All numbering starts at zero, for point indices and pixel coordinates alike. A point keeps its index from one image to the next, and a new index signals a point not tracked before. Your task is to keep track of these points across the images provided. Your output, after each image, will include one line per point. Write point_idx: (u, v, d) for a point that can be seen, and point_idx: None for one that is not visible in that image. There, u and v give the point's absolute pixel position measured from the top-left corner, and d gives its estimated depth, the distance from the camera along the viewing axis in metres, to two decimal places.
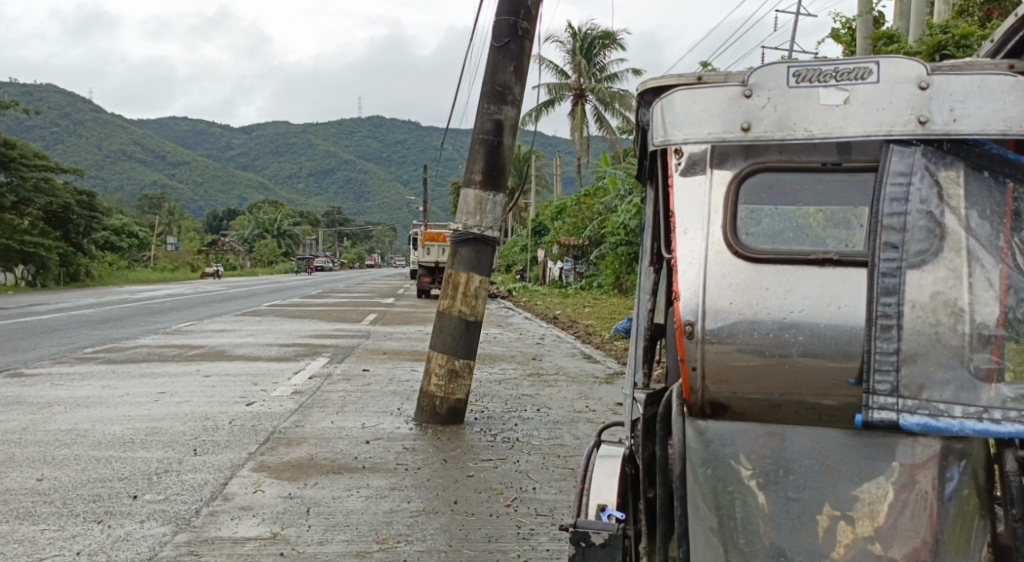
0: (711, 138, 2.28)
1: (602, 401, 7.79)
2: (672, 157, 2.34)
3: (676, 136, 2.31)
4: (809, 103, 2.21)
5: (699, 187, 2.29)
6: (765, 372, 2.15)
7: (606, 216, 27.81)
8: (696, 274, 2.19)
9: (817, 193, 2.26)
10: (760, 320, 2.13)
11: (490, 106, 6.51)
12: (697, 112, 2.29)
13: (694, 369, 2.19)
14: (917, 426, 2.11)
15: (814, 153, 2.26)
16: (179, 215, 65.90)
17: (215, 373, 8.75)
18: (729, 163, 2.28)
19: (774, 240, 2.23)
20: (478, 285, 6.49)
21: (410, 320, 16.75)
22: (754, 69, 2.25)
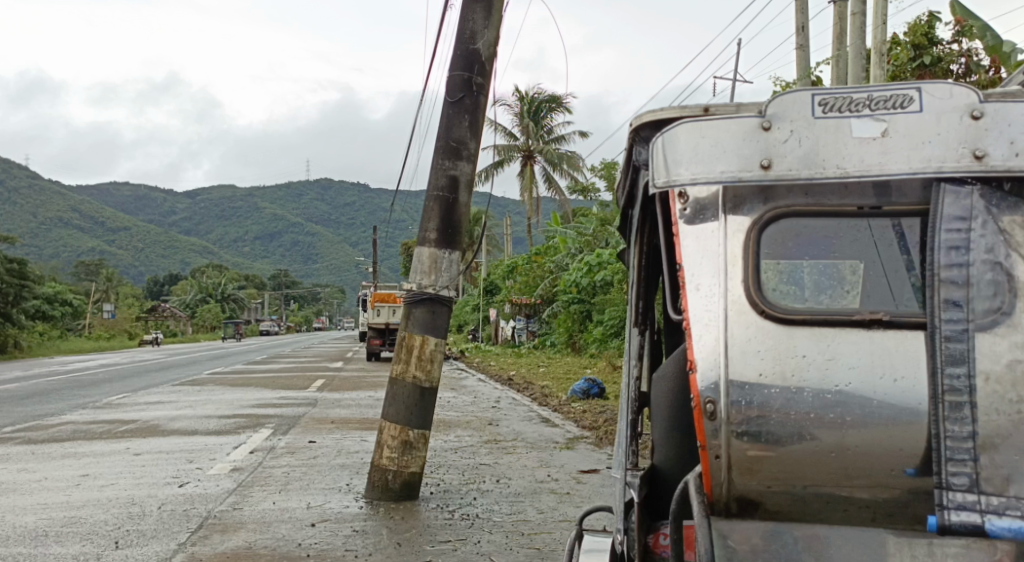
0: (725, 177, 2.52)
1: (564, 469, 7.42)
2: (678, 200, 2.58)
3: (682, 176, 2.56)
4: (840, 134, 2.46)
5: (713, 232, 2.52)
6: (813, 458, 2.35)
7: (558, 274, 27.66)
8: (717, 334, 2.42)
9: (850, 244, 2.49)
10: (800, 394, 2.35)
11: (445, 162, 6.22)
12: (709, 147, 2.53)
13: (717, 458, 2.40)
14: (1006, 531, 2.25)
15: (848, 196, 2.49)
16: (119, 282, 64.21)
17: (146, 451, 8.15)
18: (744, 207, 2.51)
19: (806, 297, 2.46)
20: (433, 349, 6.12)
21: (358, 386, 16.16)
22: (773, 99, 2.49)
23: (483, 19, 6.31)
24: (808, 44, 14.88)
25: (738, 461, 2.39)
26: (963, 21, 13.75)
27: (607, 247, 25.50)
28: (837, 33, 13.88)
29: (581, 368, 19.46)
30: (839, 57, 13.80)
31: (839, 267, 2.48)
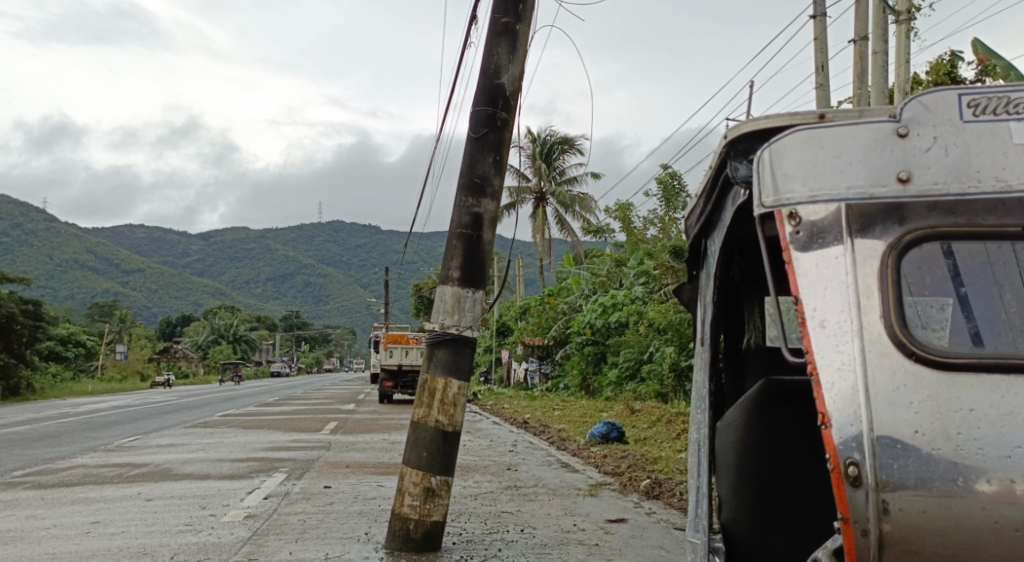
0: (857, 191, 2.61)
1: (590, 518, 7.14)
2: (796, 215, 2.66)
3: (806, 193, 2.65)
4: (995, 136, 2.56)
5: (842, 264, 2.56)
6: (990, 539, 2.26)
7: (572, 316, 27.42)
8: (854, 387, 2.41)
9: (1005, 270, 2.53)
10: (964, 455, 2.30)
11: (468, 199, 6.03)
12: (840, 159, 2.64)
13: (863, 530, 2.33)
14: None
15: (1004, 215, 2.54)
16: (131, 322, 64.22)
17: (158, 496, 7.89)
18: (876, 229, 2.57)
19: (954, 336, 2.48)
20: (456, 392, 5.87)
21: (371, 429, 15.85)
22: (907, 106, 2.62)
23: (508, 54, 6.15)
24: (827, 83, 14.74)
25: (891, 538, 2.31)
26: (984, 61, 13.65)
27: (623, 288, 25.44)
28: (857, 73, 13.77)
29: (598, 411, 19.15)
30: (858, 96, 13.71)
31: (994, 293, 2.53)
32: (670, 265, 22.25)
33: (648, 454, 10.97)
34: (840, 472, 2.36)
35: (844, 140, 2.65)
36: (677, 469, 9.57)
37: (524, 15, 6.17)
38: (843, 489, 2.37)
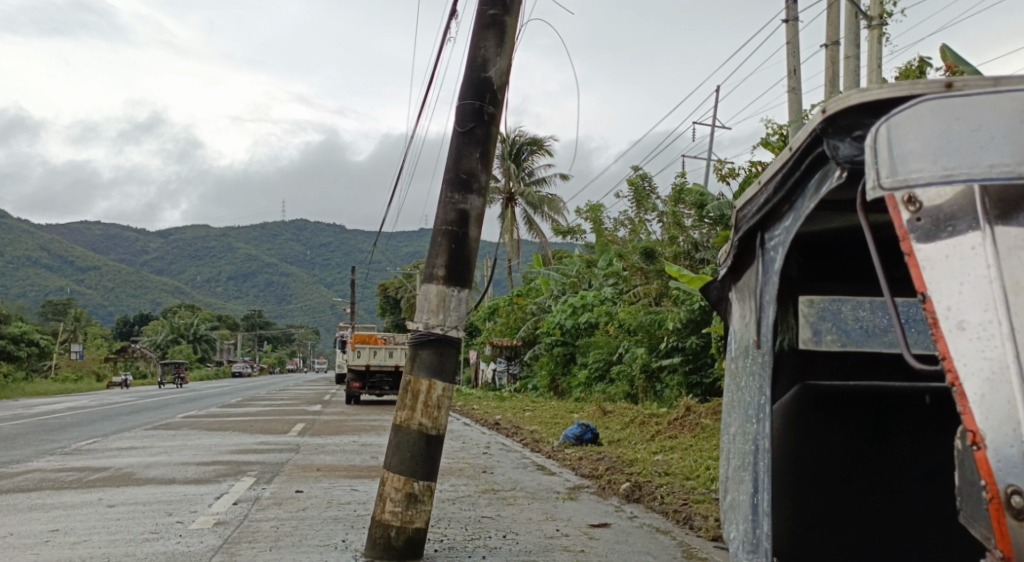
0: (993, 174, 2.24)
1: (572, 522, 6.95)
2: (910, 203, 2.35)
3: (922, 179, 2.32)
4: None
5: (982, 257, 2.22)
6: None
7: (541, 316, 27.29)
8: (1010, 402, 2.08)
9: None
10: None
11: (454, 195, 5.84)
12: (971, 137, 2.26)
13: None
14: None
15: None
16: (87, 321, 62.90)
17: (121, 502, 7.58)
18: (1015, 218, 2.21)
19: None
20: (440, 395, 5.66)
21: (340, 430, 15.55)
22: None
23: (496, 46, 5.95)
24: (800, 87, 14.66)
25: None
26: (953, 67, 13.68)
27: (593, 289, 25.31)
28: (829, 78, 13.71)
29: (569, 412, 19.02)
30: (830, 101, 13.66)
31: None
32: (640, 267, 22.14)
33: (624, 457, 10.81)
34: (1000, 501, 2.07)
35: (985, 110, 2.27)
36: (656, 471, 9.41)
37: (512, 7, 5.97)
38: (1003, 519, 2.07)
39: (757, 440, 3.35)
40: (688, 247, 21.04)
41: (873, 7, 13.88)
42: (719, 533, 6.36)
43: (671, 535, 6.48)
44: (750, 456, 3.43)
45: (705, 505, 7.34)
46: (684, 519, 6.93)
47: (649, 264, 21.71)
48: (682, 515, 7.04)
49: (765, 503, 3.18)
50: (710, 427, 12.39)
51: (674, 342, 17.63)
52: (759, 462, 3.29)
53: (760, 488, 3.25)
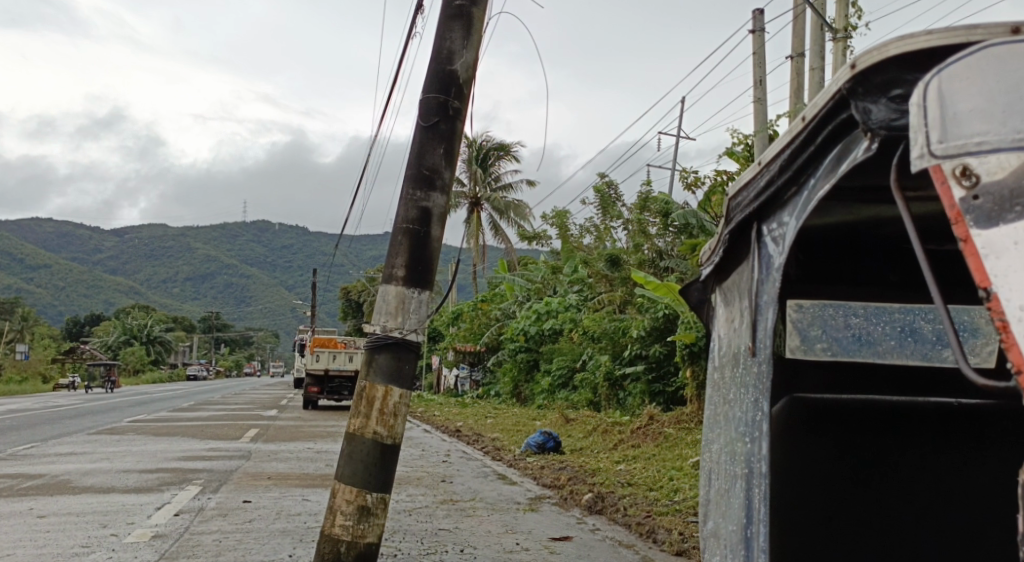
0: None
1: (532, 536, 6.67)
2: (963, 174, 1.93)
3: (981, 147, 1.90)
4: None
5: None
6: None
7: (504, 322, 27.02)
8: None
9: None
10: None
11: (416, 192, 5.56)
12: None
13: None
14: None
15: None
16: (37, 321, 61.43)
17: (55, 512, 7.18)
18: None
19: None
20: (396, 402, 5.38)
21: (296, 436, 15.16)
22: None
23: (462, 38, 5.71)
24: (766, 97, 14.56)
25: None
26: None
27: (557, 295, 25.16)
28: (795, 88, 13.62)
29: (531, 420, 18.79)
30: (796, 111, 13.57)
31: None
32: (605, 274, 22.23)
33: (587, 466, 10.60)
34: None
35: None
36: (619, 481, 9.19)
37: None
38: None
39: (750, 462, 3.08)
40: (652, 255, 20.95)
41: (840, 19, 13.85)
42: (682, 548, 6.11)
43: (633, 550, 6.22)
44: (741, 480, 3.16)
45: (669, 518, 7.11)
46: (648, 533, 6.66)
47: (614, 271, 21.80)
48: (645, 528, 6.78)
49: (760, 539, 2.92)
50: (672, 436, 12.24)
51: (638, 350, 17.49)
52: (754, 486, 3.03)
53: (752, 521, 3.00)
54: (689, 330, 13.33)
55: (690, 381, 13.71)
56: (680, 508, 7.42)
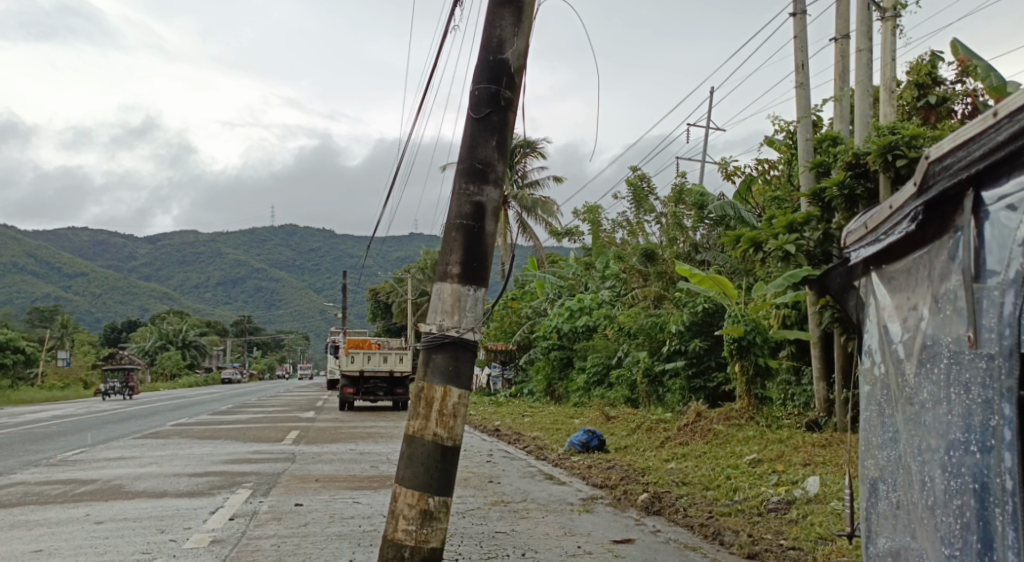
0: None
1: (594, 538, 6.56)
2: None
3: None
4: None
5: None
6: None
7: (536, 319, 26.84)
8: None
9: None
10: None
11: (469, 186, 5.40)
12: None
13: None
14: None
15: None
16: (73, 328, 62.11)
17: (109, 518, 7.11)
18: None
19: None
20: (455, 402, 5.21)
21: (335, 437, 15.07)
22: None
23: (512, 26, 5.53)
24: (808, 82, 14.25)
25: None
26: (966, 61, 13.38)
27: (590, 291, 24.96)
28: (840, 72, 13.33)
29: (569, 417, 18.58)
30: (841, 96, 13.30)
31: None
32: (639, 269, 22.07)
33: (636, 464, 10.42)
34: None
35: None
36: (673, 480, 9.00)
37: None
38: None
39: (984, 473, 2.72)
40: (688, 248, 20.76)
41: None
42: (754, 550, 6.13)
43: (701, 552, 6.21)
44: (972, 493, 2.79)
45: (732, 519, 7.03)
46: (713, 534, 6.65)
47: (650, 266, 21.61)
48: (710, 530, 6.75)
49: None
50: (722, 433, 12.04)
51: (676, 346, 17.12)
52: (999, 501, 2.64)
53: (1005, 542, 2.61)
54: (737, 323, 13.11)
55: (738, 376, 13.57)
56: (741, 508, 7.36)
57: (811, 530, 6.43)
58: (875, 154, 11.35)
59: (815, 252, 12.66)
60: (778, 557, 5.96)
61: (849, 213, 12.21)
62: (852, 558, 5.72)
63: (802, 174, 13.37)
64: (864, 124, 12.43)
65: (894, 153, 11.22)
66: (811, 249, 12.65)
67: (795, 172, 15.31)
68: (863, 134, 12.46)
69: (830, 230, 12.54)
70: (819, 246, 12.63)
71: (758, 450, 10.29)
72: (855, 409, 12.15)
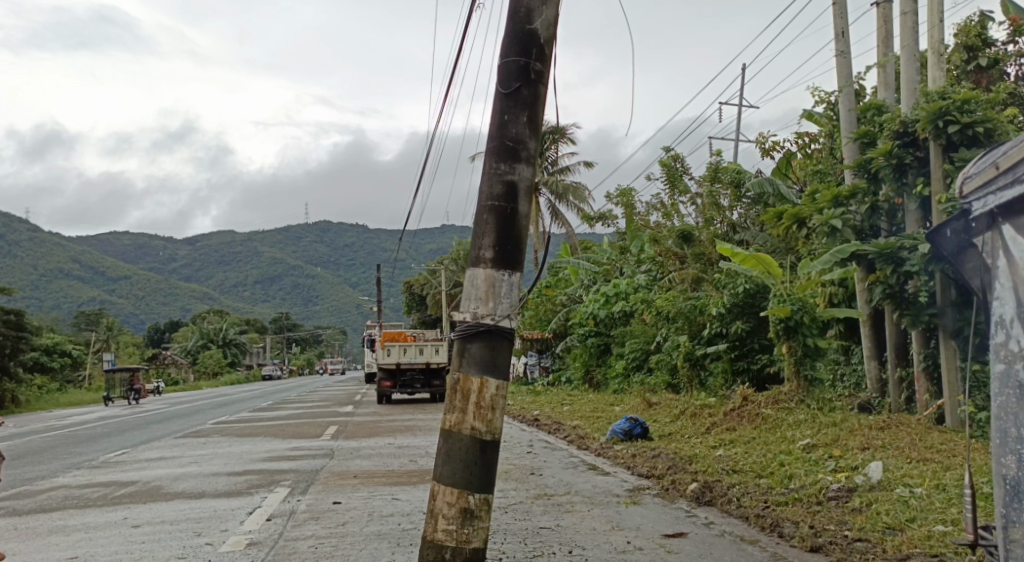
0: None
1: (643, 533, 6.29)
2: None
3: None
4: None
5: None
6: None
7: (572, 307, 26.53)
8: None
9: None
10: None
11: (500, 165, 5.10)
12: None
13: None
14: None
15: None
16: (117, 330, 62.90)
17: (147, 522, 6.96)
18: None
19: None
20: (494, 394, 4.94)
21: (376, 431, 14.90)
22: None
23: None
24: (849, 50, 13.79)
25: None
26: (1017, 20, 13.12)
27: (625, 276, 24.61)
28: (884, 37, 12.89)
29: (610, 405, 18.25)
30: (885, 63, 12.88)
31: None
32: (676, 252, 21.67)
33: (683, 453, 10.10)
34: None
35: None
36: (723, 469, 8.66)
37: None
38: None
39: None
40: (726, 229, 20.39)
41: None
42: (817, 543, 5.80)
43: (760, 546, 5.92)
44: None
45: (790, 508, 6.72)
46: (771, 526, 6.34)
47: (687, 248, 21.20)
48: (767, 521, 6.43)
49: None
50: (771, 418, 11.68)
51: (718, 328, 16.78)
52: None
53: None
54: (783, 303, 12.84)
55: (785, 357, 13.12)
56: (799, 496, 7.02)
57: (877, 519, 6.14)
58: (925, 121, 10.92)
59: (863, 225, 12.50)
60: (844, 550, 5.64)
61: (897, 183, 11.79)
62: (924, 550, 5.40)
63: (846, 145, 12.97)
64: (910, 92, 11.97)
65: (946, 118, 10.79)
66: (859, 224, 12.48)
67: (838, 144, 14.86)
68: (911, 102, 12.00)
69: (879, 203, 12.29)
70: (867, 220, 12.45)
71: (813, 435, 9.92)
72: (910, 388, 11.81)
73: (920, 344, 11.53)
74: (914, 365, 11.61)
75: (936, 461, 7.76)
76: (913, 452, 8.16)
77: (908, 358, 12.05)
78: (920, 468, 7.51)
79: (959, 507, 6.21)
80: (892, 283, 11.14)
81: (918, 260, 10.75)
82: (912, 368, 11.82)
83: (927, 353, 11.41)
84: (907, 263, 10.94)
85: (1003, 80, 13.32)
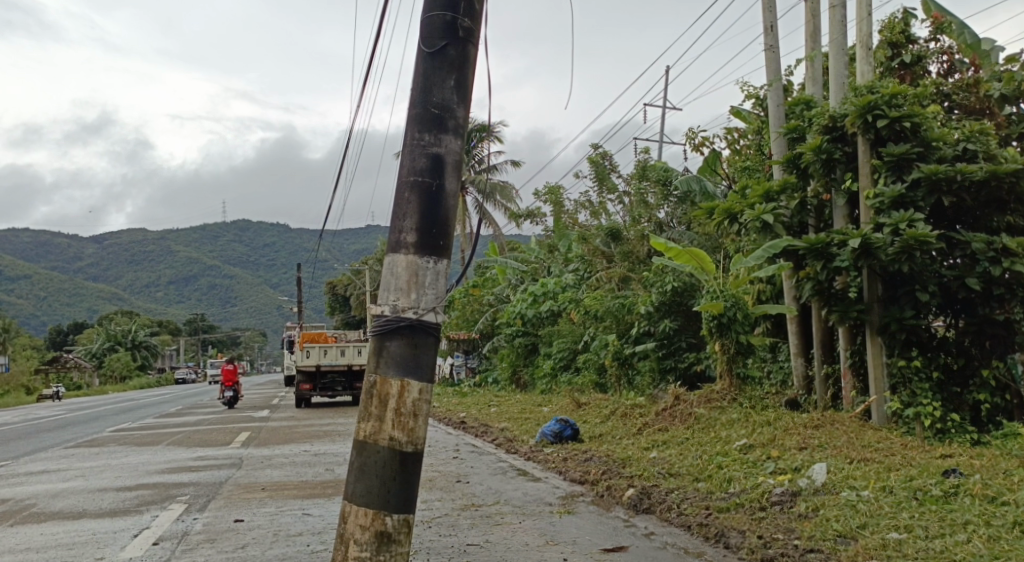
0: None
1: (578, 548, 5.70)
2: None
3: None
4: None
5: None
6: None
7: (499, 306, 25.97)
8: None
9: None
10: None
11: (424, 135, 4.46)
12: None
13: None
14: None
15: None
16: (14, 333, 59.57)
17: (12, 549, 6.08)
18: None
19: None
20: (416, 398, 4.27)
21: (290, 438, 13.98)
22: None
23: None
24: (777, 44, 13.58)
25: None
26: (938, 18, 13.04)
27: (554, 275, 24.14)
28: (811, 33, 12.69)
29: (537, 406, 17.69)
30: (812, 57, 12.68)
31: None
32: (603, 250, 21.28)
33: (615, 455, 9.58)
34: None
35: None
36: (659, 472, 8.14)
37: None
38: None
39: None
40: (653, 226, 20.05)
41: None
42: (767, 555, 5.30)
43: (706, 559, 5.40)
44: None
45: (735, 516, 6.20)
46: (716, 536, 5.81)
47: (614, 245, 20.81)
48: (711, 531, 5.92)
49: None
50: (704, 417, 11.27)
51: (646, 327, 16.37)
52: None
53: None
54: (715, 300, 12.53)
55: (718, 356, 12.78)
56: (741, 501, 6.50)
57: (826, 526, 5.60)
58: (854, 115, 10.68)
59: (791, 222, 12.06)
60: None
61: (826, 179, 11.45)
62: None
63: (774, 140, 12.83)
64: (839, 87, 11.75)
65: (874, 113, 10.55)
66: (788, 220, 12.04)
67: (766, 141, 14.63)
68: (838, 96, 11.75)
69: (807, 199, 12.05)
70: (796, 216, 12.03)
71: (749, 434, 9.51)
72: (838, 385, 11.58)
73: (846, 341, 11.26)
74: (841, 361, 11.35)
75: (878, 461, 7.35)
76: (853, 452, 7.77)
77: (834, 354, 11.80)
78: (863, 469, 7.05)
79: (911, 510, 5.68)
80: (821, 279, 10.77)
81: (847, 255, 10.38)
82: (839, 364, 11.59)
83: (853, 350, 11.15)
84: (837, 259, 10.57)
85: (926, 77, 13.29)
